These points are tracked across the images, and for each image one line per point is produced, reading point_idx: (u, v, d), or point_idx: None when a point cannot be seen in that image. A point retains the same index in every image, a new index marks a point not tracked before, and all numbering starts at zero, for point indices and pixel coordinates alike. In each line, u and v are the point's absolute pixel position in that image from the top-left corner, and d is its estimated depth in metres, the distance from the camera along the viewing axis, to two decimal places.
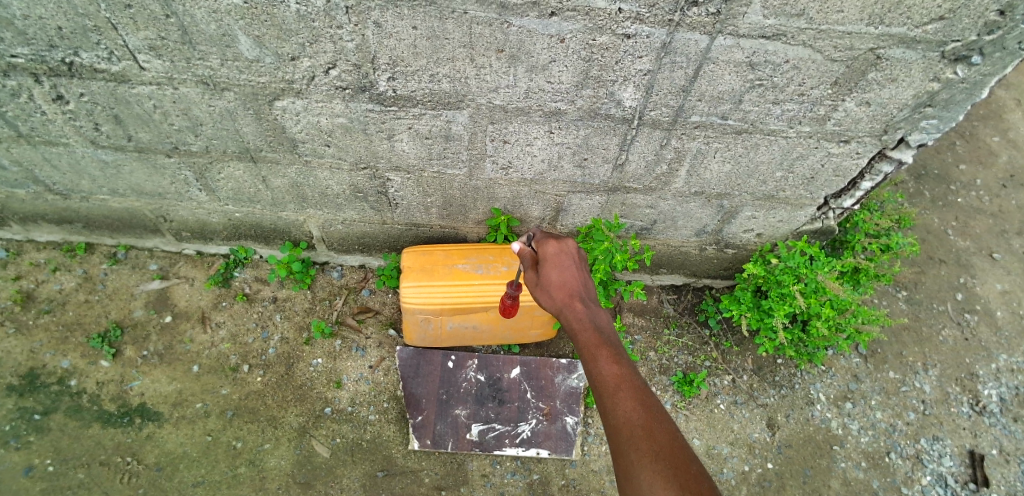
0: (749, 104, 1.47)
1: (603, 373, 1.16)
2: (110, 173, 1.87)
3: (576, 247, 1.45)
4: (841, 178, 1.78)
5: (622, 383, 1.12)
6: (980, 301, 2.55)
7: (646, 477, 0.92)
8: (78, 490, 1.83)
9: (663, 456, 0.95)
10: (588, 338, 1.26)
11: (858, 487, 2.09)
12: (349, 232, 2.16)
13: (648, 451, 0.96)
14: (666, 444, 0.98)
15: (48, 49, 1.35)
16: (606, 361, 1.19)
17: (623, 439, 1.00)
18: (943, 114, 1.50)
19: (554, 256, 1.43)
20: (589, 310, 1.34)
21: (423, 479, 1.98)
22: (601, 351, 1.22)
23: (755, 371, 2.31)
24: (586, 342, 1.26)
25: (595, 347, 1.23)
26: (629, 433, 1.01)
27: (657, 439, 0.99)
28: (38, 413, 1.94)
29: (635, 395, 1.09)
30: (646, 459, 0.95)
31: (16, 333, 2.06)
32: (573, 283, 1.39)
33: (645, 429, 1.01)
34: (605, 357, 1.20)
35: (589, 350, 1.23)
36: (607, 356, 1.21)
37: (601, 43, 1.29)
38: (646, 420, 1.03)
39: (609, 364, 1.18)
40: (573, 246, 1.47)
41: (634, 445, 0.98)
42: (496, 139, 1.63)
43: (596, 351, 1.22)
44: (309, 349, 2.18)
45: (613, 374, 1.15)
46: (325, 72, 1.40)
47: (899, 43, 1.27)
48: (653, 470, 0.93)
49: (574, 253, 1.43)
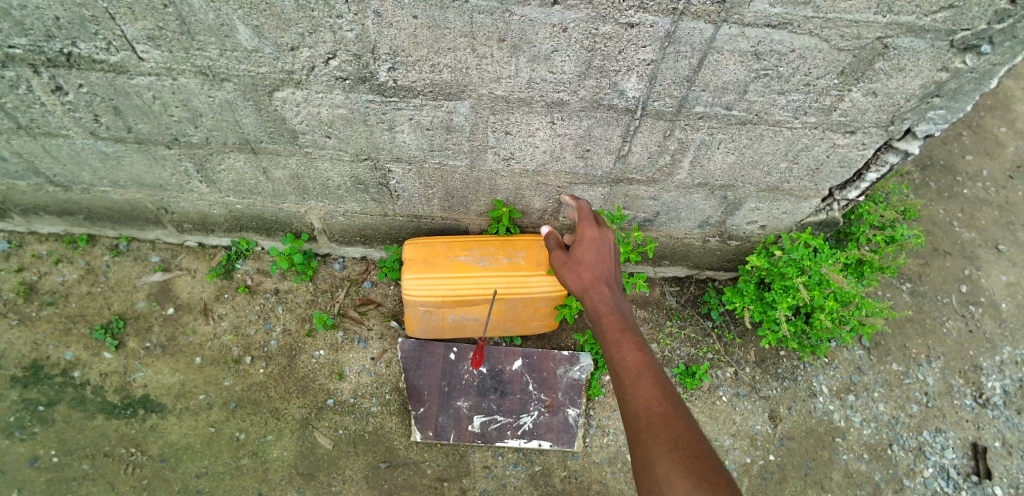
0: (754, 94, 1.45)
1: (624, 359, 1.18)
2: (110, 165, 1.86)
3: (614, 238, 1.52)
4: (846, 169, 1.76)
5: (643, 372, 1.13)
6: (985, 293, 2.54)
7: (663, 466, 0.92)
8: (83, 480, 1.85)
9: (681, 446, 0.95)
10: (612, 323, 1.30)
11: (859, 479, 2.09)
12: (350, 223, 2.16)
13: (665, 439, 0.96)
14: (684, 434, 0.98)
15: (47, 39, 1.34)
16: (629, 348, 1.21)
17: (640, 426, 1.01)
18: (951, 104, 1.48)
19: (590, 239, 1.52)
20: (615, 296, 1.39)
21: (425, 470, 2.00)
22: (625, 338, 1.25)
23: (758, 364, 2.30)
24: (610, 327, 1.30)
25: (618, 333, 1.27)
26: (648, 421, 1.01)
27: (676, 429, 0.98)
28: (42, 405, 1.95)
29: (656, 384, 1.10)
30: (663, 447, 0.95)
31: (20, 324, 2.07)
32: (604, 269, 1.45)
33: (663, 418, 1.01)
34: (628, 343, 1.23)
35: (612, 335, 1.27)
36: (630, 343, 1.23)
37: (604, 33, 1.27)
38: (665, 409, 1.03)
39: (631, 351, 1.20)
40: (612, 235, 1.55)
41: (652, 433, 0.98)
42: (498, 130, 1.61)
43: (619, 337, 1.25)
44: (311, 341, 2.18)
45: (635, 361, 1.17)
46: (325, 62, 1.39)
47: (908, 32, 1.25)
48: (670, 459, 0.92)
49: (611, 239, 1.52)
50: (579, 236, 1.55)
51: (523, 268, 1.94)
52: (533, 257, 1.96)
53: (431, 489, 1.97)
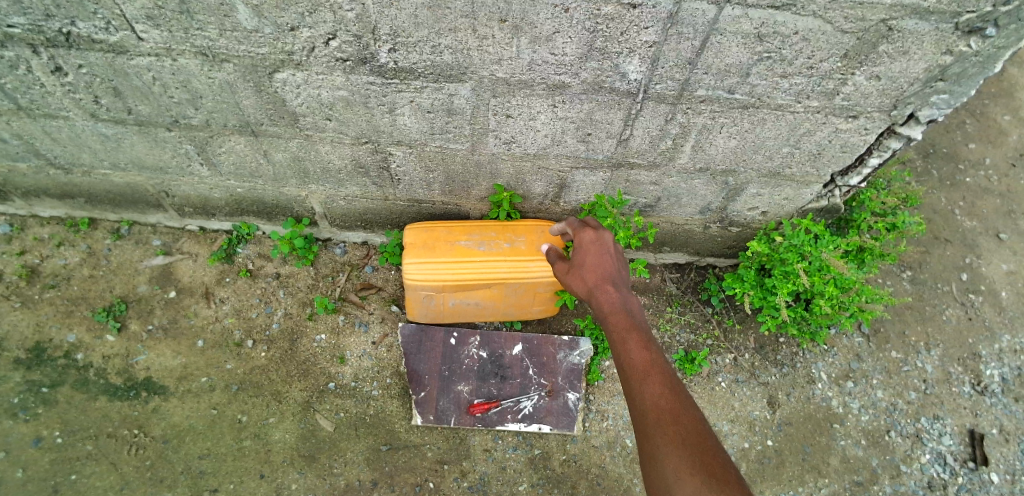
0: (756, 77, 1.44)
1: (631, 357, 1.17)
2: (111, 147, 1.86)
3: (612, 237, 1.54)
4: (849, 154, 1.75)
5: (650, 369, 1.13)
6: (985, 281, 2.53)
7: (671, 463, 0.93)
8: (87, 461, 1.88)
9: (689, 443, 0.95)
10: (619, 322, 1.29)
11: (857, 464, 2.12)
12: (351, 208, 2.16)
13: (673, 437, 0.96)
14: (692, 431, 0.98)
15: (45, 18, 1.33)
16: (636, 346, 1.20)
17: (649, 424, 1.01)
18: (955, 89, 1.47)
19: (589, 243, 1.54)
20: (621, 294, 1.37)
21: (425, 453, 2.01)
22: (631, 336, 1.23)
23: (758, 350, 2.31)
24: (617, 327, 1.28)
25: (625, 332, 1.25)
26: (655, 417, 1.01)
27: (684, 425, 0.99)
28: (45, 387, 1.97)
29: (664, 381, 1.09)
30: (672, 445, 0.95)
31: (22, 307, 2.08)
32: (607, 269, 1.45)
33: (672, 415, 1.01)
34: (635, 341, 1.22)
35: (619, 335, 1.25)
36: (637, 341, 1.22)
37: (606, 14, 1.26)
38: (673, 406, 1.03)
39: (638, 349, 1.19)
40: (611, 236, 1.56)
41: (660, 430, 0.99)
42: (499, 113, 1.61)
43: (626, 336, 1.24)
44: (312, 325, 2.19)
45: (642, 358, 1.16)
46: (325, 43, 1.38)
47: (912, 14, 1.23)
48: (678, 456, 0.93)
49: (610, 239, 1.54)
50: (578, 241, 1.58)
51: (523, 253, 1.94)
52: (534, 242, 1.95)
53: (432, 471, 1.99)
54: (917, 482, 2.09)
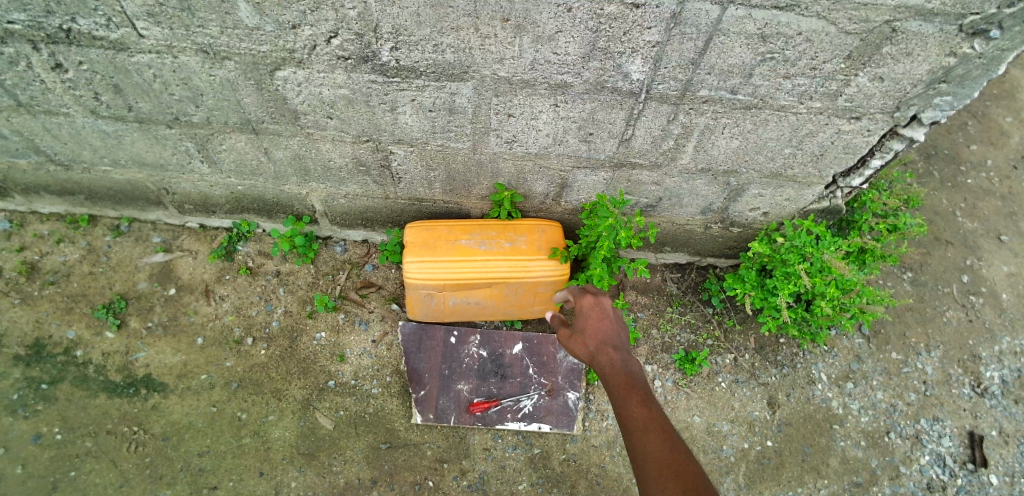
0: (759, 78, 1.44)
1: (630, 410, 1.18)
2: (111, 144, 1.85)
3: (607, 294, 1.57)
4: (851, 155, 1.75)
5: (649, 422, 1.13)
6: (985, 283, 2.53)
7: None
8: (87, 458, 1.88)
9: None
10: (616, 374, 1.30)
11: (856, 465, 2.12)
12: (351, 206, 2.15)
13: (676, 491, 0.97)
14: (694, 485, 0.98)
15: (45, 15, 1.32)
16: (634, 399, 1.21)
17: (651, 478, 1.02)
18: (958, 91, 1.46)
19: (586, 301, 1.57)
20: (617, 347, 1.39)
21: (424, 451, 2.01)
22: (628, 389, 1.24)
23: (758, 350, 2.31)
24: (615, 379, 1.29)
25: (622, 385, 1.26)
26: (657, 472, 1.02)
27: (685, 479, 0.99)
28: (45, 383, 1.97)
29: (662, 434, 1.10)
30: None
31: (21, 304, 2.07)
32: (608, 331, 1.43)
33: (674, 469, 1.02)
34: (633, 394, 1.23)
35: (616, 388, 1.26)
36: (634, 393, 1.23)
37: (609, 13, 1.25)
38: (674, 460, 1.04)
39: (635, 401, 1.20)
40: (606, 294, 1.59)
41: (663, 485, 0.99)
42: (501, 112, 1.60)
43: (623, 388, 1.25)
44: (312, 322, 2.19)
45: (640, 411, 1.17)
46: (326, 41, 1.37)
47: (916, 16, 1.23)
48: None
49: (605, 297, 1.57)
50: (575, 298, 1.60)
51: (523, 252, 1.95)
52: (534, 241, 1.97)
53: (431, 470, 1.99)
54: (916, 483, 2.10)
